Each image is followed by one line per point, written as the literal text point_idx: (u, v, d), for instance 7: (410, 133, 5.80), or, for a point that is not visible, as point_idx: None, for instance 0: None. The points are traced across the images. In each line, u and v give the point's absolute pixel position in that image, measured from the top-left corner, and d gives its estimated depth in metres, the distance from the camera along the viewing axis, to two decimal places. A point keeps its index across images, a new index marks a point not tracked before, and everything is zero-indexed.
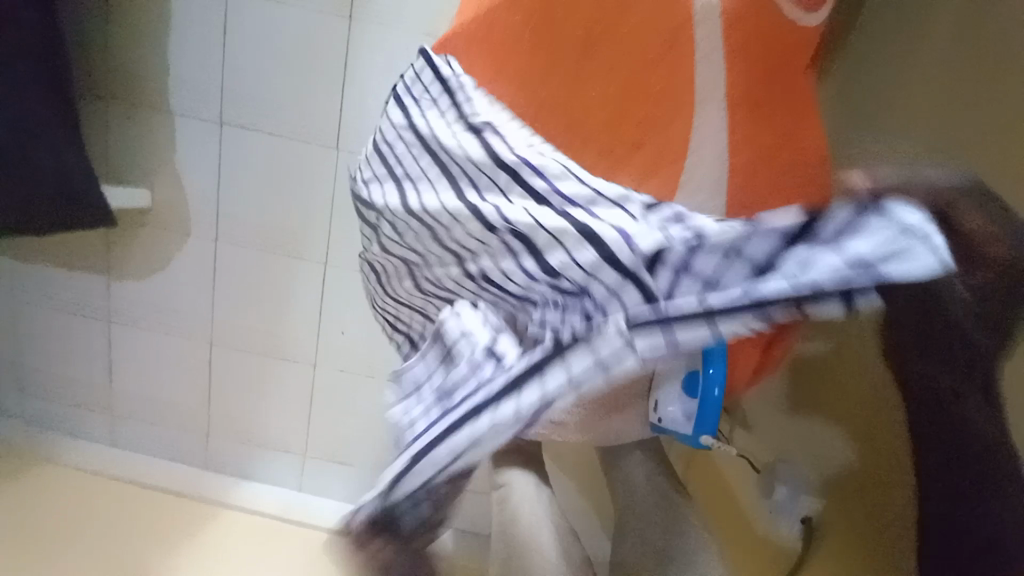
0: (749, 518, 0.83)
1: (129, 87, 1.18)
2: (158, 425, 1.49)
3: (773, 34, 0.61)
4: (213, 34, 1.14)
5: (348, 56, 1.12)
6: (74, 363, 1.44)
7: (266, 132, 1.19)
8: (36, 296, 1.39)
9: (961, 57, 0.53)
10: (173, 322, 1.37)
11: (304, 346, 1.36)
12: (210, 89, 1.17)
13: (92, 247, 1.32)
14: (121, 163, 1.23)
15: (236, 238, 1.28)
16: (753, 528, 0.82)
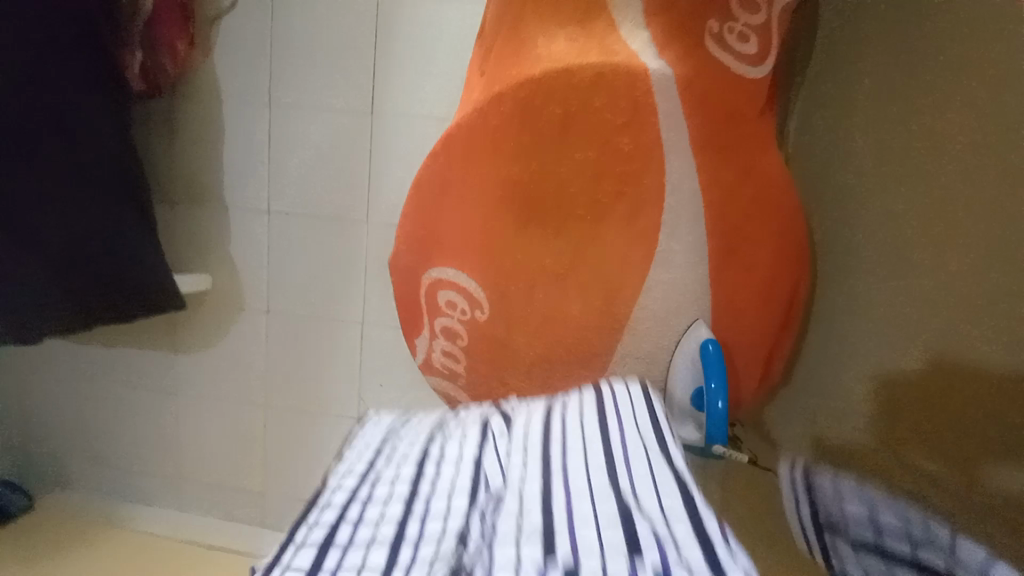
0: None
1: (192, 190, 1.41)
2: (217, 487, 1.60)
3: (720, 98, 0.79)
4: (260, 140, 1.35)
5: (372, 142, 1.31)
6: (146, 433, 1.60)
7: (306, 213, 1.37)
8: (115, 375, 1.58)
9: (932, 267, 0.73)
10: (231, 388, 1.52)
11: (345, 400, 1.47)
12: (259, 183, 1.38)
13: (162, 327, 1.51)
14: (186, 253, 1.44)
15: (284, 307, 1.44)
16: None
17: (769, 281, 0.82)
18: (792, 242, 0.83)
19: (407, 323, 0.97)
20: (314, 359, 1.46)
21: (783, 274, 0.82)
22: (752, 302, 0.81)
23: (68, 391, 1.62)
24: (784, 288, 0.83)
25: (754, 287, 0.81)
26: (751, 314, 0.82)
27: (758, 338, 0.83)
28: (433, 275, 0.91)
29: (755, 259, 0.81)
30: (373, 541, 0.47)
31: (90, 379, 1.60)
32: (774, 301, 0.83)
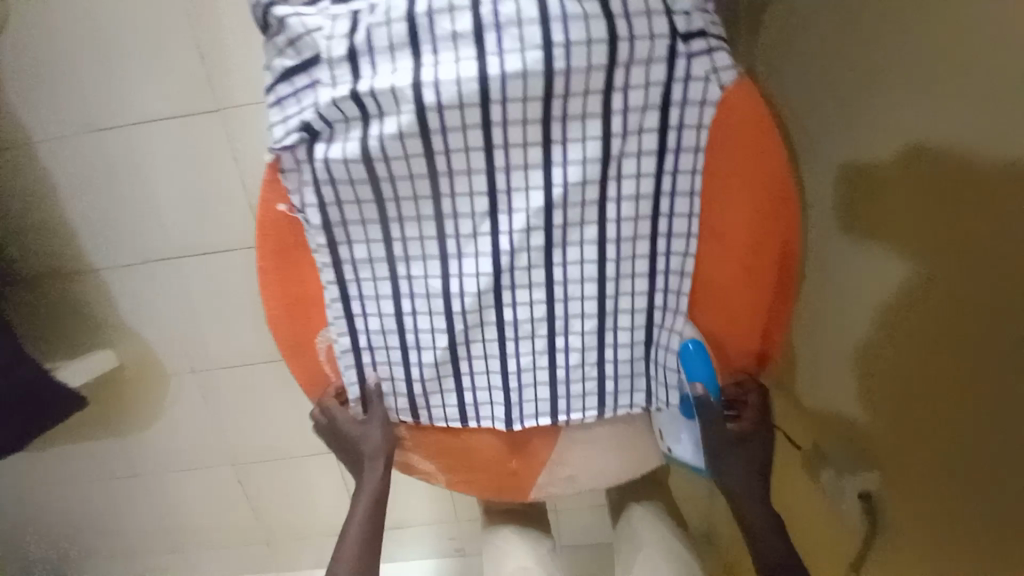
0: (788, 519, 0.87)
1: (48, 263, 1.15)
2: (222, 548, 1.48)
3: None
4: (100, 179, 1.08)
5: (235, 145, 1.04)
6: (122, 526, 1.44)
7: (195, 255, 1.13)
8: (56, 483, 1.38)
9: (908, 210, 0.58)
10: (190, 458, 1.35)
11: (320, 435, 1.31)
12: (123, 234, 1.12)
13: (88, 423, 1.31)
14: (75, 336, 1.21)
15: (211, 363, 1.23)
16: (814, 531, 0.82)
17: (752, 248, 0.60)
18: (780, 180, 0.59)
19: (309, 389, 0.68)
20: (272, 401, 1.27)
21: (769, 234, 0.60)
22: (730, 279, 0.62)
23: (13, 514, 1.42)
24: (776, 251, 0.61)
25: (735, 257, 0.61)
26: (734, 295, 0.62)
27: (748, 319, 0.64)
28: (322, 331, 0.64)
29: (726, 221, 0.60)
30: (455, 36, 0.51)
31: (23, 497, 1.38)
32: (763, 273, 0.61)
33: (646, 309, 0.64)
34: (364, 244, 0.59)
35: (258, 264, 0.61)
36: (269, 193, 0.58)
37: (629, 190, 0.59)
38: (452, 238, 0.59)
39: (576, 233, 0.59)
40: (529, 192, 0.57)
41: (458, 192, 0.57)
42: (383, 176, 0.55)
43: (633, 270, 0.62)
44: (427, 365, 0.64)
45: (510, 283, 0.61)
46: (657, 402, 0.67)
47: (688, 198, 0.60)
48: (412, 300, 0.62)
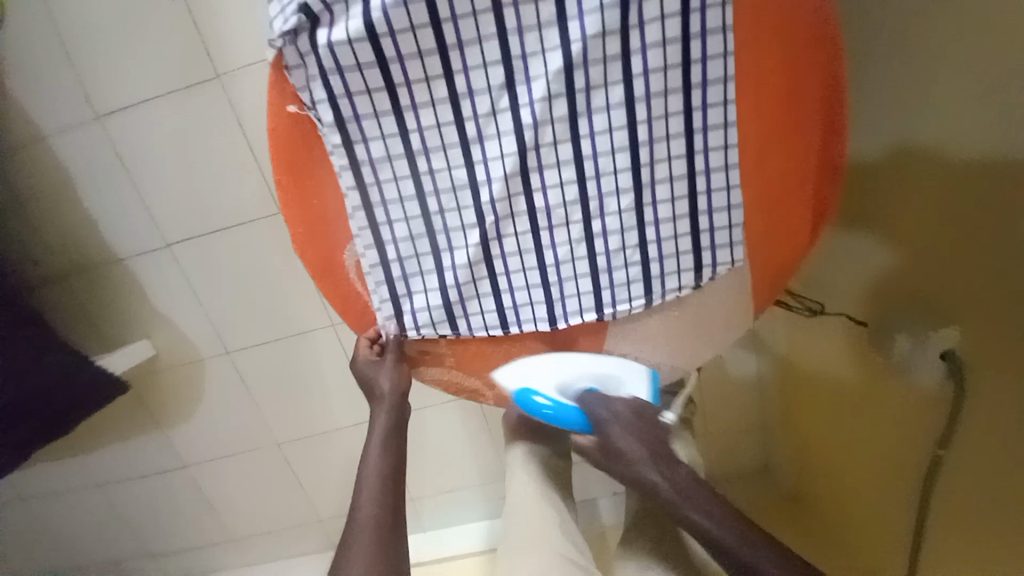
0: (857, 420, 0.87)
1: (75, 258, 1.16)
2: (277, 531, 1.49)
3: None
4: (111, 166, 1.07)
5: (238, 113, 1.02)
6: (179, 518, 1.46)
7: (213, 232, 1.12)
8: (108, 482, 1.40)
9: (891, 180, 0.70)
10: (235, 442, 1.35)
11: (357, 405, 1.30)
12: (140, 219, 1.12)
13: (133, 417, 1.32)
14: (110, 330, 1.22)
15: (244, 342, 1.23)
16: (890, 430, 0.79)
17: (790, 91, 0.55)
18: (815, 5, 0.53)
19: (345, 315, 0.66)
20: (308, 374, 1.26)
21: (808, 73, 0.55)
22: (770, 131, 0.57)
23: (72, 517, 1.45)
24: (818, 90, 0.56)
25: (775, 104, 0.56)
26: (778, 148, 0.58)
27: (797, 174, 0.59)
28: (347, 246, 0.62)
29: (762, 63, 0.55)
30: None
31: (82, 496, 1.41)
32: (805, 117, 0.56)
33: (686, 176, 0.59)
34: (381, 140, 0.57)
35: (274, 183, 0.59)
36: (278, 100, 0.56)
37: (653, 37, 0.54)
38: (471, 121, 0.56)
39: (601, 97, 0.56)
40: (546, 55, 0.54)
41: (472, 66, 0.54)
42: (392, 56, 0.54)
43: (667, 132, 0.57)
44: (462, 270, 0.62)
45: (537, 163, 0.58)
46: (707, 275, 0.62)
47: (719, 35, 0.54)
48: (438, 199, 0.59)
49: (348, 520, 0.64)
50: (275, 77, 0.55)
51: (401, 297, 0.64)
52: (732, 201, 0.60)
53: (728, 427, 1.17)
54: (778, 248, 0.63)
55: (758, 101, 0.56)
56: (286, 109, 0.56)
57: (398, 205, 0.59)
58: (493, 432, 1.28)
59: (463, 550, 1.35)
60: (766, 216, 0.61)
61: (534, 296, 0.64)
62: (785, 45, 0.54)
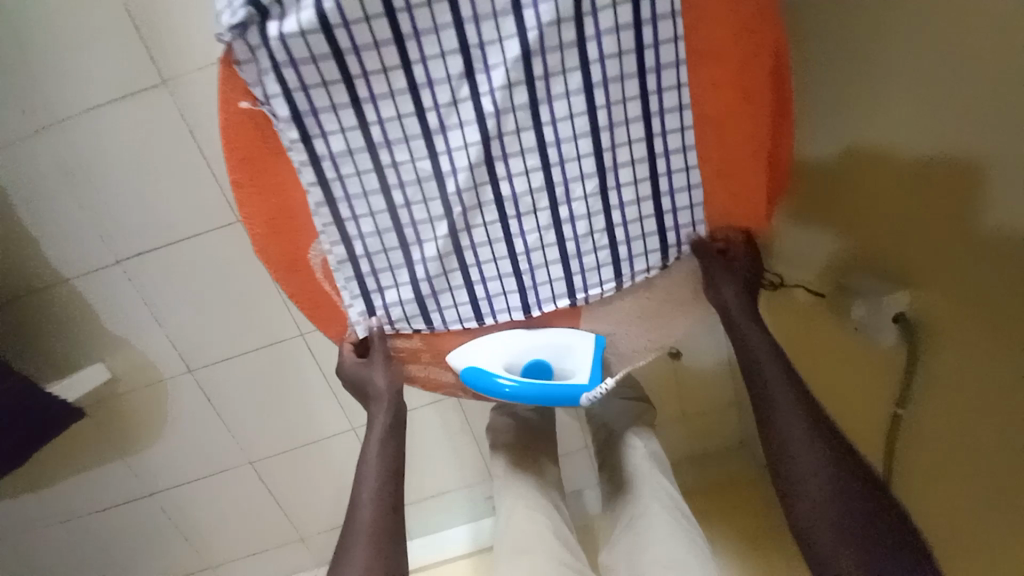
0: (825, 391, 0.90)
1: (15, 281, 1.08)
2: (255, 554, 1.43)
3: None
4: (50, 180, 1.01)
5: (190, 121, 0.98)
6: (147, 551, 1.38)
7: (169, 246, 1.07)
8: (68, 519, 1.31)
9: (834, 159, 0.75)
10: (205, 464, 1.30)
11: (334, 417, 1.27)
12: (87, 236, 1.06)
13: (90, 447, 1.25)
14: (59, 356, 1.15)
15: (209, 360, 1.18)
16: (851, 395, 0.83)
17: (742, 67, 0.57)
18: None
19: (316, 318, 0.64)
20: (280, 388, 1.22)
21: (758, 49, 0.56)
22: (723, 109, 0.59)
23: (29, 560, 1.35)
24: (769, 65, 0.57)
25: (728, 81, 0.58)
26: (734, 124, 0.60)
27: (753, 149, 0.61)
28: (313, 245, 0.60)
29: (714, 41, 0.56)
30: None
31: (38, 537, 1.32)
32: (758, 92, 0.58)
33: (647, 159, 0.61)
34: (340, 134, 0.56)
35: (230, 178, 0.57)
36: (229, 94, 0.54)
37: (607, 23, 0.55)
38: (431, 111, 0.56)
39: (560, 84, 0.56)
40: (503, 43, 0.54)
41: (429, 56, 0.54)
42: (345, 48, 0.53)
43: (626, 115, 0.59)
44: (433, 263, 0.62)
45: (501, 152, 0.58)
46: (672, 254, 0.65)
47: (670, 20, 0.56)
48: (404, 192, 0.59)
49: (347, 514, 0.61)
50: (224, 71, 0.53)
51: (373, 293, 0.63)
52: (692, 180, 0.62)
53: (704, 410, 1.21)
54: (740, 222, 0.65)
55: (711, 83, 0.58)
56: (239, 104, 0.54)
57: (363, 201, 0.59)
58: (475, 434, 1.27)
59: (453, 551, 1.33)
60: (726, 191, 0.63)
61: (507, 285, 0.64)
62: (735, 28, 0.56)
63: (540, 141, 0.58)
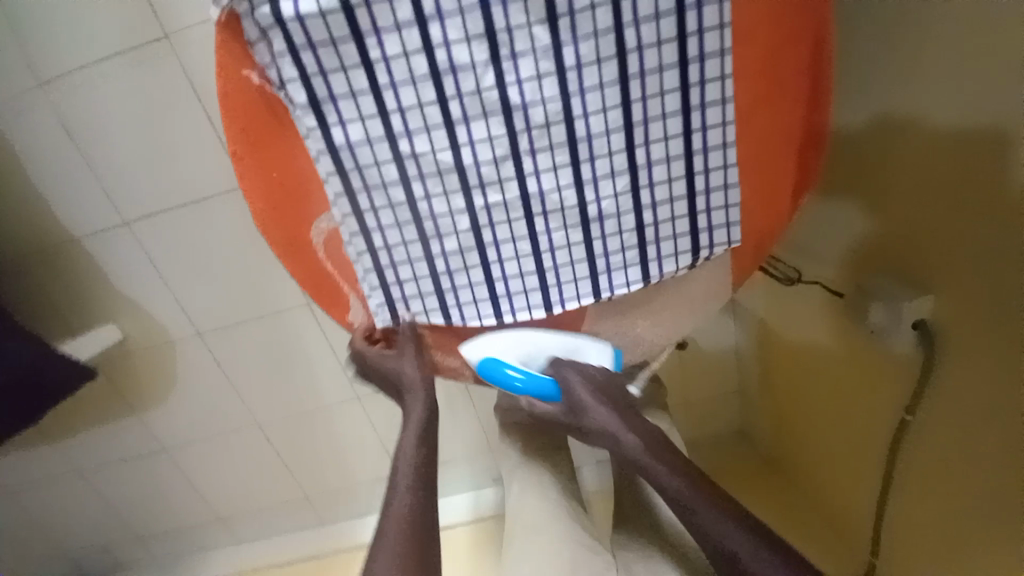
0: (833, 392, 0.88)
1: (25, 237, 1.09)
2: (263, 510, 1.49)
3: None
4: (55, 138, 0.99)
5: (196, 84, 0.95)
6: (160, 501, 1.44)
7: (176, 210, 1.06)
8: (86, 469, 1.37)
9: (862, 159, 0.71)
10: (215, 424, 1.33)
11: (340, 386, 1.29)
12: (94, 197, 1.05)
13: (104, 402, 1.28)
14: (72, 314, 1.17)
15: (217, 324, 1.19)
16: (862, 399, 0.82)
17: (780, 48, 0.53)
18: None
19: (321, 301, 0.64)
20: (287, 356, 1.24)
21: (796, 28, 0.52)
22: (758, 94, 0.55)
23: (50, 504, 1.42)
24: (805, 45, 0.53)
25: (764, 61, 0.54)
26: (767, 112, 0.56)
27: (785, 139, 0.57)
28: (324, 222, 0.59)
29: (751, 18, 0.52)
30: None
31: (57, 483, 1.38)
32: (792, 78, 0.54)
33: (683, 157, 0.58)
34: (359, 122, 0.53)
35: (232, 155, 0.55)
36: (229, 62, 0.50)
37: (646, 10, 0.51)
38: (454, 100, 0.53)
39: (594, 75, 0.53)
40: (532, 29, 0.51)
41: (453, 40, 0.50)
42: (366, 30, 0.49)
43: (662, 111, 0.55)
44: (455, 256, 0.61)
45: (529, 146, 0.56)
46: (703, 257, 0.63)
47: (715, 6, 0.51)
48: (425, 186, 0.57)
49: (381, 515, 0.60)
50: (221, 36, 0.49)
51: (391, 285, 0.62)
52: (729, 180, 0.59)
53: (707, 397, 1.20)
54: (767, 215, 0.62)
55: (755, 81, 0.54)
56: (240, 73, 0.51)
57: (386, 193, 0.57)
58: (476, 407, 1.29)
59: (452, 520, 1.37)
60: (758, 183, 0.59)
61: (529, 282, 0.63)
62: (784, 21, 0.52)
63: (568, 136, 0.55)
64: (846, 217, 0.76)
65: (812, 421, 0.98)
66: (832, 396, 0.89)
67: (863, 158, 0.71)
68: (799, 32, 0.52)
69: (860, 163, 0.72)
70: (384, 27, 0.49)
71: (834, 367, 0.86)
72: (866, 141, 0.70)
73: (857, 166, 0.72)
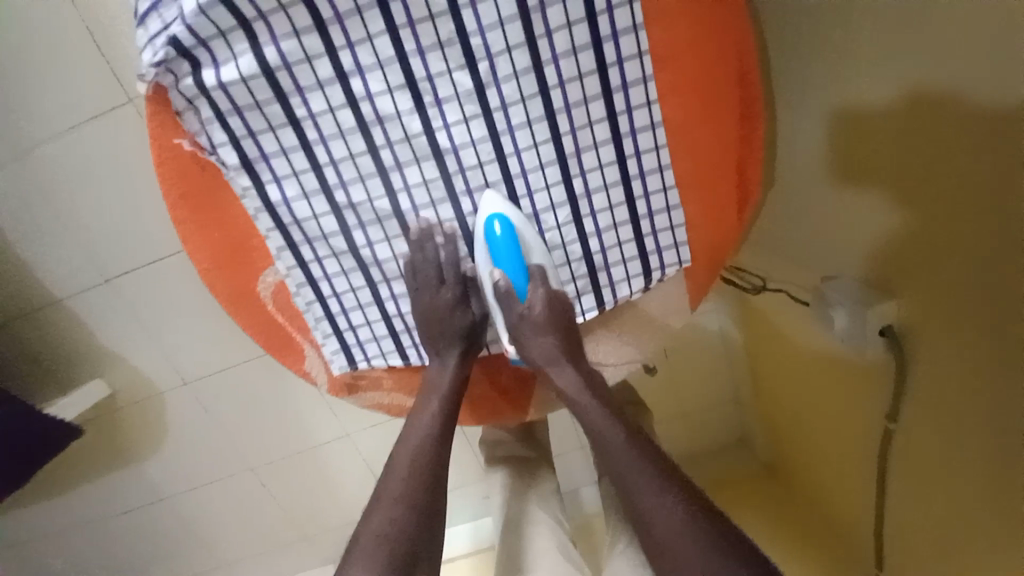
0: (819, 400, 0.86)
1: (10, 302, 1.11)
2: (263, 553, 1.48)
3: None
4: (32, 204, 1.02)
5: None
6: (160, 552, 1.44)
7: (154, 264, 1.08)
8: (84, 525, 1.37)
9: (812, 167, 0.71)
10: (208, 471, 1.33)
11: (328, 423, 1.28)
12: (73, 257, 1.07)
13: (98, 457, 1.29)
14: (61, 372, 1.18)
15: (202, 372, 1.20)
16: (842, 405, 0.80)
17: (705, 69, 0.53)
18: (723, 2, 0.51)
19: (275, 352, 0.63)
20: (273, 397, 1.24)
21: (718, 48, 0.52)
22: (688, 114, 0.55)
23: (52, 563, 1.42)
24: (732, 62, 0.53)
25: (690, 83, 0.54)
26: (699, 132, 0.56)
27: (723, 156, 0.57)
28: (270, 276, 0.59)
29: (671, 41, 0.52)
30: None
31: (57, 540, 1.38)
32: (722, 96, 0.54)
33: (621, 183, 0.58)
34: (293, 178, 0.54)
35: (172, 217, 0.55)
36: (158, 130, 0.51)
37: (563, 46, 0.52)
38: (385, 149, 0.53)
39: (520, 113, 0.53)
40: (453, 75, 0.51)
41: (376, 92, 0.51)
42: (290, 90, 0.50)
43: (594, 140, 0.55)
44: (406, 297, 0.61)
45: (464, 187, 0.56)
46: (656, 277, 0.62)
47: (632, 35, 0.52)
48: (367, 233, 0.57)
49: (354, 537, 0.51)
50: (150, 107, 0.51)
51: (344, 331, 0.62)
52: (671, 201, 0.59)
53: (699, 409, 1.19)
54: (718, 231, 0.60)
55: (683, 104, 0.54)
56: (171, 140, 0.52)
57: (329, 243, 0.57)
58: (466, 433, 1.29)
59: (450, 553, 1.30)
60: (702, 201, 0.59)
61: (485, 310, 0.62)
62: (704, 45, 0.52)
63: (501, 172, 0.56)
64: (807, 226, 0.75)
65: (802, 428, 0.96)
66: (817, 403, 0.88)
67: (813, 167, 0.71)
68: (720, 52, 0.52)
69: (812, 171, 0.72)
70: (307, 86, 0.50)
71: (813, 375, 0.85)
72: (814, 150, 0.70)
73: (810, 174, 0.72)
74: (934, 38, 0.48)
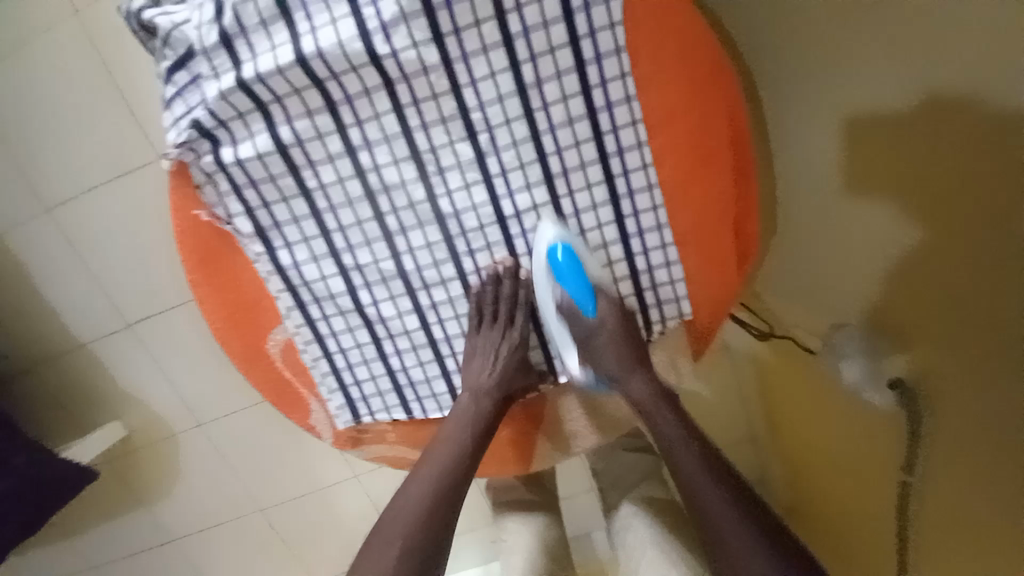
0: (836, 449, 0.83)
1: (37, 346, 1.15)
2: None
3: None
4: (63, 254, 1.07)
5: None
6: None
7: (175, 310, 1.12)
8: (95, 565, 1.38)
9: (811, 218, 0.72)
10: (218, 512, 1.33)
11: (337, 465, 1.28)
12: (99, 303, 1.11)
13: (111, 498, 1.31)
14: (81, 413, 1.21)
15: (216, 414, 1.22)
16: (861, 456, 0.77)
17: (697, 133, 0.55)
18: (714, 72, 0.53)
19: (282, 407, 0.64)
20: (284, 439, 1.25)
21: (710, 114, 0.54)
22: (684, 176, 0.56)
23: None
24: (723, 130, 0.54)
25: (682, 147, 0.55)
26: (694, 192, 0.57)
27: (720, 214, 0.57)
28: (280, 333, 0.61)
29: (664, 109, 0.54)
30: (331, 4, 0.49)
31: None
32: (716, 158, 0.55)
33: (620, 241, 0.59)
34: (304, 243, 0.57)
35: (189, 279, 0.58)
36: (181, 203, 0.55)
37: (560, 117, 0.54)
38: (390, 215, 0.56)
39: (519, 178, 0.56)
40: (455, 146, 0.54)
41: (382, 163, 0.54)
42: (302, 163, 0.54)
43: (592, 202, 0.57)
44: (410, 353, 0.62)
45: (467, 248, 0.58)
46: (657, 330, 0.63)
47: (626, 105, 0.54)
48: (373, 292, 0.59)
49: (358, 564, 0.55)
50: (174, 182, 0.55)
51: (350, 386, 0.63)
52: (670, 258, 0.60)
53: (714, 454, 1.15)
54: (719, 285, 0.60)
55: (677, 165, 0.56)
56: (191, 211, 0.56)
57: (337, 302, 0.59)
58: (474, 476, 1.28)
59: None
60: (702, 256, 0.59)
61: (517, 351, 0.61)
62: (696, 110, 0.54)
63: (502, 233, 0.58)
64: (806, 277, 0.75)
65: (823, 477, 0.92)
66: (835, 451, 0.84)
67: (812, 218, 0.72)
68: (711, 118, 0.54)
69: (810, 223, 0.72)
70: (318, 159, 0.54)
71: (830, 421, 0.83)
72: None
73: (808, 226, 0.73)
74: (912, 105, 0.50)
